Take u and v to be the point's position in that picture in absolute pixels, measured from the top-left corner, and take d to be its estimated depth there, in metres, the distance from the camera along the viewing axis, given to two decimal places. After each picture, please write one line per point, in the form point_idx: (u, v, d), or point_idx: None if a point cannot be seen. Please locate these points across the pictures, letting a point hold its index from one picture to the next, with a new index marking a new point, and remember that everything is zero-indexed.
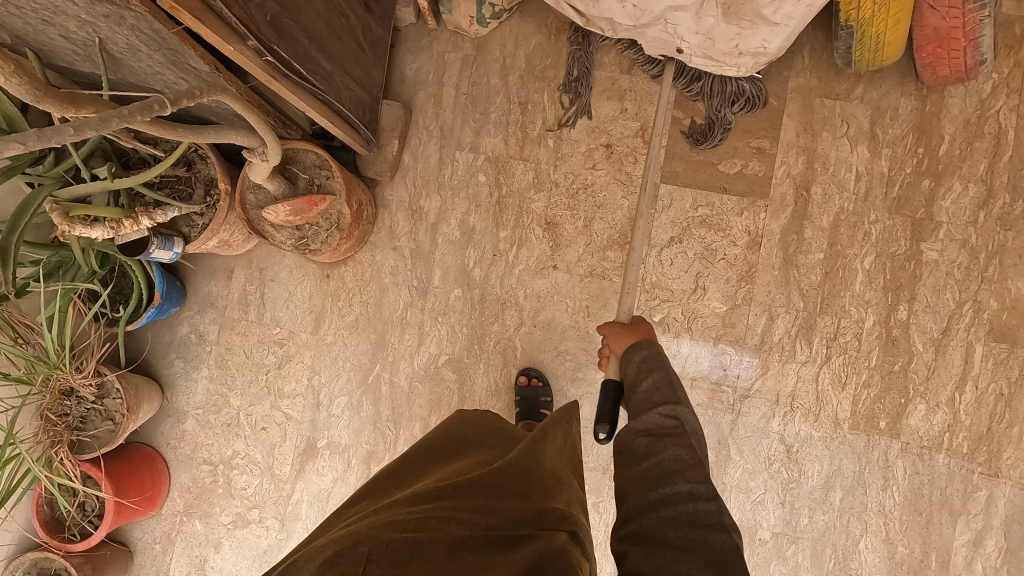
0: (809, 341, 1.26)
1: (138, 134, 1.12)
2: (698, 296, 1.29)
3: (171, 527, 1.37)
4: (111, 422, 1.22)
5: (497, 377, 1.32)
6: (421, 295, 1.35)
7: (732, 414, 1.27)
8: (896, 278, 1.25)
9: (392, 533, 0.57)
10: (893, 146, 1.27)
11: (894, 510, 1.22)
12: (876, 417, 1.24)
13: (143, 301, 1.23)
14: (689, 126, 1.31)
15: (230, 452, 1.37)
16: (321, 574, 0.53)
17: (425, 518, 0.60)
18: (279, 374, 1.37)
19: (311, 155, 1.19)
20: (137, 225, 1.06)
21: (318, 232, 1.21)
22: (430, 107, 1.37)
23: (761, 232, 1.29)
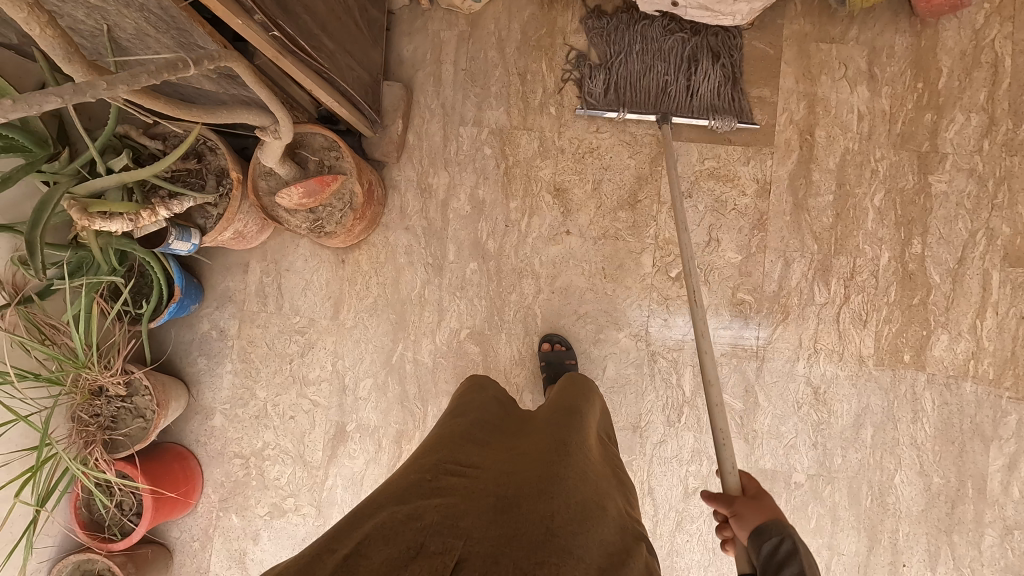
0: (826, 282, 1.27)
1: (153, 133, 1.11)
2: (712, 249, 1.30)
3: (208, 523, 1.38)
4: (142, 419, 1.23)
5: (521, 347, 1.33)
6: (438, 272, 1.36)
7: (757, 362, 1.28)
8: (908, 212, 1.26)
9: (484, 522, 0.63)
10: (893, 83, 1.28)
11: (925, 441, 1.23)
12: (900, 352, 1.25)
13: (163, 296, 1.24)
14: (689, 82, 1.32)
15: (261, 443, 1.38)
16: (423, 542, 0.59)
17: (511, 505, 0.65)
18: (303, 363, 1.38)
19: (319, 137, 1.20)
20: (155, 216, 1.07)
21: (332, 213, 1.22)
22: (430, 85, 1.38)
23: (769, 180, 1.30)
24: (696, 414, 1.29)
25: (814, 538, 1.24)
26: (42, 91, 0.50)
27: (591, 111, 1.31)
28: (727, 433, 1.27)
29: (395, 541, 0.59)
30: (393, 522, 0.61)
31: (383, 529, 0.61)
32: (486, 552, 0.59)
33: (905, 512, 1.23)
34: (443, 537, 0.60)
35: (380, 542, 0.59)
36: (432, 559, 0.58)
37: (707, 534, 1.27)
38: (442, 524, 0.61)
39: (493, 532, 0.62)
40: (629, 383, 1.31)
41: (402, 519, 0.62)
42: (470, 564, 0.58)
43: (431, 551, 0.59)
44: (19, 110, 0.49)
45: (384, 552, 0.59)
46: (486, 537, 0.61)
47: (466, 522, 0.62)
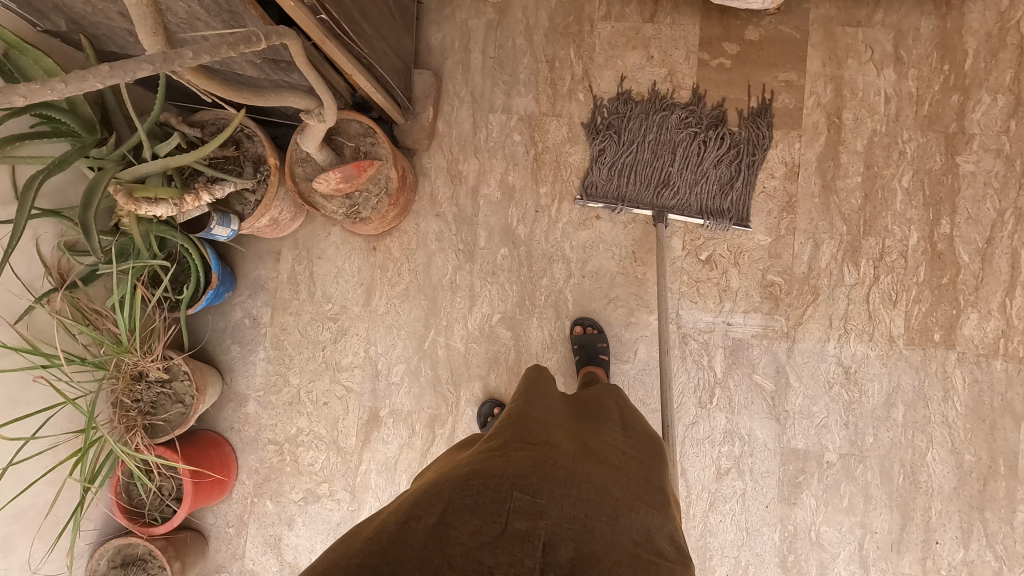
0: (856, 263, 1.28)
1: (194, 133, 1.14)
2: (742, 231, 1.31)
3: (243, 509, 1.39)
4: (181, 404, 1.25)
5: (552, 331, 1.35)
6: (468, 257, 1.37)
7: (787, 342, 1.29)
8: (936, 193, 1.28)
9: (560, 502, 0.68)
10: (919, 65, 1.29)
11: (957, 420, 1.24)
12: (930, 331, 1.26)
13: (201, 283, 1.25)
14: (717, 67, 1.34)
15: (295, 429, 1.39)
16: (508, 519, 0.65)
17: (583, 486, 0.71)
18: (336, 349, 1.39)
19: (355, 124, 1.22)
20: (197, 200, 1.08)
21: (367, 199, 1.24)
22: (459, 73, 1.40)
23: (797, 163, 1.31)
24: (728, 395, 1.30)
25: (847, 517, 1.25)
26: (136, 57, 0.51)
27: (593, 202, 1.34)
28: (759, 414, 1.29)
29: (481, 514, 0.65)
30: (477, 493, 0.66)
31: (467, 500, 0.66)
32: (560, 536, 0.66)
33: (937, 490, 1.24)
34: (526, 516, 0.66)
35: (467, 513, 0.65)
36: (518, 535, 0.65)
37: (740, 515, 1.28)
38: (520, 500, 0.67)
39: (568, 516, 0.67)
40: None
41: (483, 489, 0.67)
42: (554, 549, 0.65)
43: (516, 528, 0.65)
44: (115, 76, 0.51)
45: (472, 524, 0.64)
46: (563, 517, 0.67)
47: (543, 501, 0.67)
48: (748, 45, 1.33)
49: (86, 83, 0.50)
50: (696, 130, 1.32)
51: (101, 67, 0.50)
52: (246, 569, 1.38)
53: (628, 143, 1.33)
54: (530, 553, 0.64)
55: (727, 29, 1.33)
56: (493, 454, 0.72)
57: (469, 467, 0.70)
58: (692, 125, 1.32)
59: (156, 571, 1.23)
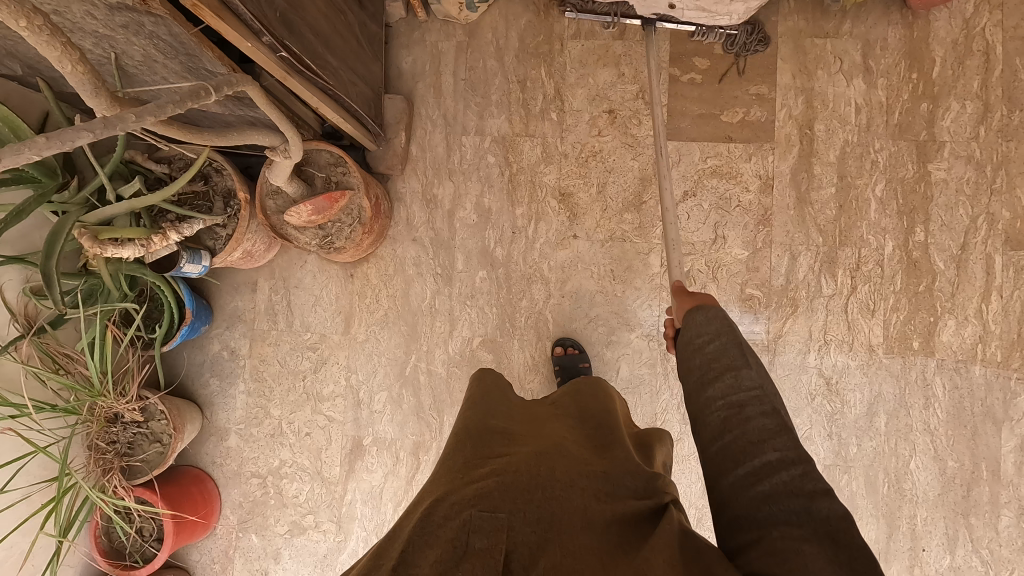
0: (833, 274, 1.29)
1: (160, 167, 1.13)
2: (719, 246, 1.31)
3: (228, 545, 1.37)
4: (159, 444, 1.23)
5: (534, 352, 1.34)
6: (447, 281, 1.36)
7: (768, 355, 1.29)
8: (909, 201, 1.28)
9: (523, 505, 0.62)
10: (888, 75, 1.30)
11: (938, 426, 1.24)
12: (909, 339, 1.26)
13: (175, 320, 1.23)
14: (688, 82, 1.34)
15: (278, 461, 1.37)
16: (468, 538, 0.59)
17: (547, 484, 0.64)
18: (316, 379, 1.38)
19: (325, 154, 1.21)
20: (166, 240, 1.07)
21: (341, 228, 1.23)
22: (431, 96, 1.39)
23: (772, 175, 1.31)
24: None
25: None
26: (73, 127, 0.50)
27: (583, 14, 1.33)
28: None
29: (439, 540, 0.59)
30: (435, 525, 0.60)
31: (425, 532, 0.60)
32: (528, 541, 0.59)
33: (922, 497, 1.24)
34: (488, 532, 0.60)
35: (426, 546, 0.59)
36: (481, 555, 0.58)
37: None
38: (481, 515, 0.60)
39: (536, 518, 0.61)
40: (643, 383, 1.32)
41: (439, 518, 0.61)
42: (520, 556, 0.59)
43: (477, 548, 0.58)
44: (52, 146, 0.49)
45: (431, 555, 0.59)
46: (527, 523, 0.60)
47: (507, 511, 0.61)
48: (718, 60, 1.33)
49: (21, 155, 0.49)
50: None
51: (37, 138, 0.49)
52: None
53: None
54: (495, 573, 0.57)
55: (697, 44, 1.33)
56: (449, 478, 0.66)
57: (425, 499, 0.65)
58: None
59: None
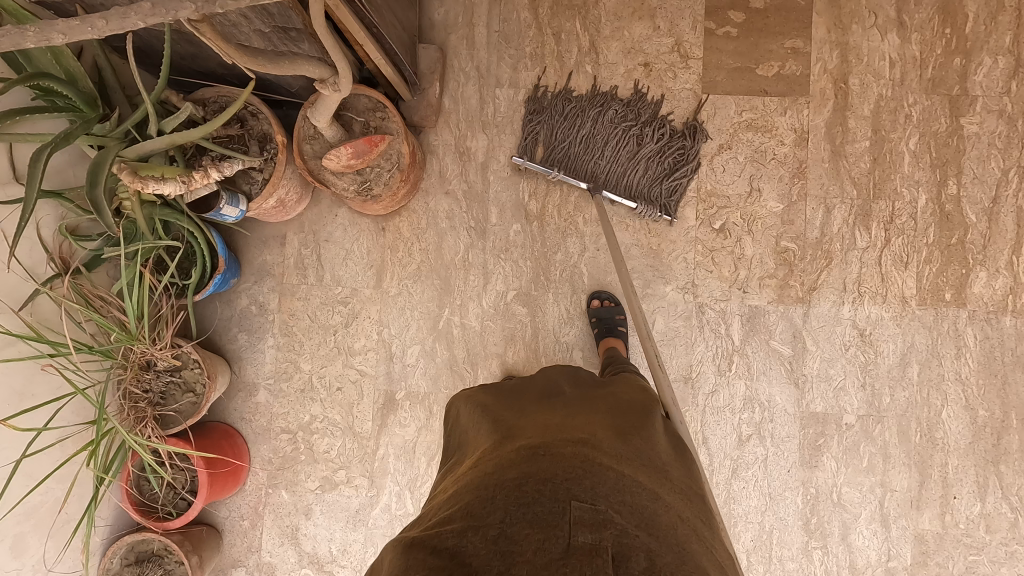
0: (867, 227, 1.29)
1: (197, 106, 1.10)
2: (754, 199, 1.32)
3: (257, 501, 1.35)
4: (192, 394, 1.20)
5: (569, 306, 1.34)
6: (481, 235, 1.35)
7: (803, 308, 1.29)
8: (942, 155, 1.29)
9: (619, 513, 0.65)
10: (921, 30, 1.31)
11: (970, 376, 1.26)
12: (941, 291, 1.28)
13: (208, 268, 1.21)
14: (724, 36, 1.34)
15: (309, 417, 1.36)
16: (573, 528, 0.62)
17: (639, 497, 0.68)
18: (347, 333, 1.36)
19: (363, 99, 1.19)
20: (206, 178, 1.05)
21: (378, 175, 1.21)
22: (464, 48, 1.37)
23: (807, 129, 1.32)
24: (747, 361, 1.30)
25: (867, 477, 1.27)
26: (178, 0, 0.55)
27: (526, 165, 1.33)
28: (778, 380, 1.29)
29: (541, 525, 0.62)
30: (535, 506, 0.64)
31: (529, 516, 0.63)
32: (632, 545, 0.62)
33: (953, 446, 1.26)
34: (591, 525, 0.63)
35: (527, 525, 0.62)
36: (587, 547, 0.60)
37: (763, 481, 1.29)
38: (583, 511, 0.64)
39: (633, 521, 0.65)
40: (679, 335, 1.32)
41: (540, 507, 0.64)
42: (624, 554, 0.61)
43: (581, 541, 0.61)
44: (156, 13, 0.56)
45: (536, 536, 0.61)
46: (625, 525, 0.64)
47: (604, 510, 0.65)
48: (753, 14, 1.33)
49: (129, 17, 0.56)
50: (632, 122, 1.34)
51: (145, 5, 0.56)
52: (263, 562, 1.35)
53: (571, 126, 1.35)
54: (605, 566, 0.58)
55: None
56: (536, 460, 0.69)
57: (517, 473, 0.68)
58: (628, 118, 1.34)
59: (173, 567, 1.19)
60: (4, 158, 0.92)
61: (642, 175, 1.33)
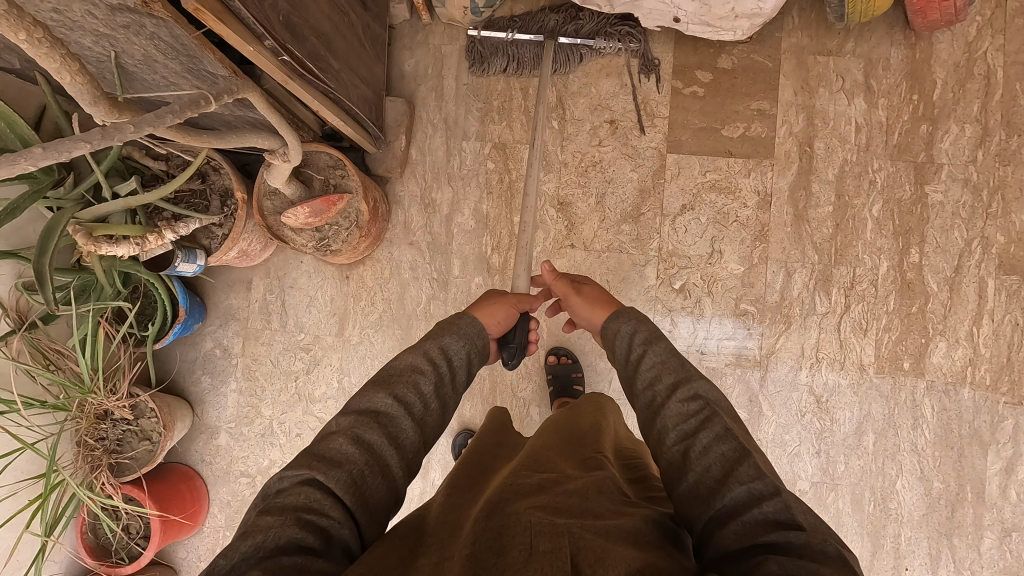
0: (827, 292, 1.29)
1: (158, 165, 1.13)
2: (715, 261, 1.32)
3: (214, 543, 1.37)
4: (148, 442, 1.22)
5: (527, 360, 1.34)
6: (442, 286, 1.37)
7: (760, 371, 1.29)
8: (905, 223, 1.29)
9: (584, 525, 0.55)
10: (889, 95, 1.31)
11: (926, 447, 1.25)
12: (900, 359, 1.27)
13: (168, 317, 1.23)
14: (690, 95, 1.34)
15: (268, 461, 1.37)
16: (532, 538, 0.52)
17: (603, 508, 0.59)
18: (308, 379, 1.38)
19: (324, 156, 1.20)
20: (161, 238, 1.06)
21: (338, 231, 1.22)
22: (432, 99, 1.38)
23: (770, 191, 1.32)
24: None
25: None
26: (72, 139, 0.52)
27: (483, 36, 1.30)
28: None
29: (498, 543, 0.52)
30: (489, 526, 0.54)
31: (482, 533, 0.53)
32: (597, 549, 0.52)
33: (907, 517, 1.25)
34: (553, 534, 0.53)
35: (482, 546, 0.51)
36: (549, 554, 0.50)
37: None
38: (545, 523, 0.54)
39: (598, 530, 0.55)
40: None
41: (504, 527, 0.54)
42: (592, 560, 0.51)
43: (547, 549, 0.51)
44: (47, 156, 0.52)
45: (492, 558, 0.50)
46: (589, 531, 0.54)
47: (568, 521, 0.55)
48: (720, 74, 1.33)
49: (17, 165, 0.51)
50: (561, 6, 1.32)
51: (34, 147, 0.51)
52: None
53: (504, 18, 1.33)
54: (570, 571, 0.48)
55: (701, 57, 1.34)
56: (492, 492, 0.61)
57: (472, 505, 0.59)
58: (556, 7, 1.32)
59: None
60: None
61: (590, 11, 1.28)
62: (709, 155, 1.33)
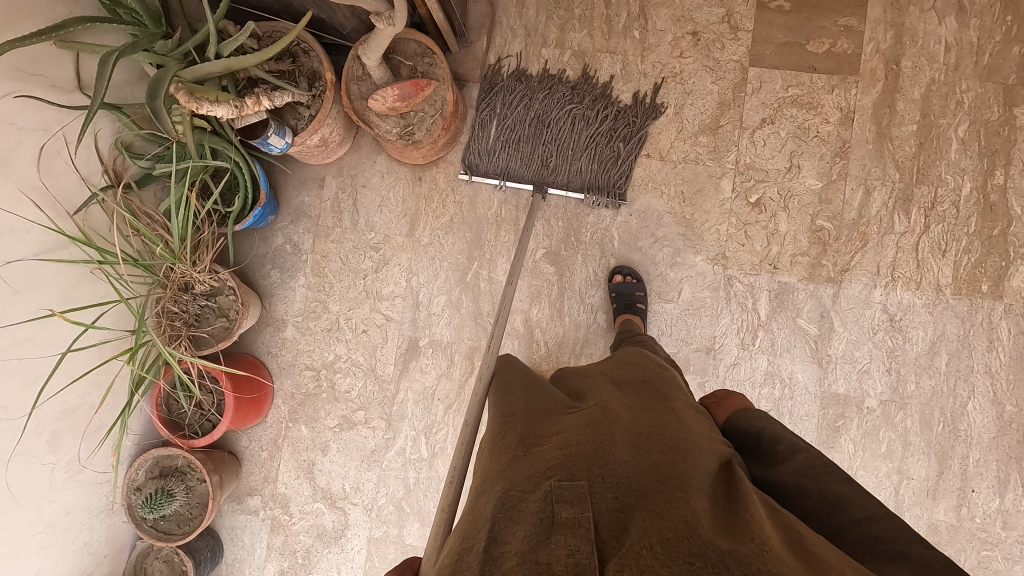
0: (906, 212, 1.28)
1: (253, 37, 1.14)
2: (793, 175, 1.31)
3: (277, 434, 1.39)
4: (225, 319, 1.24)
5: (596, 268, 1.34)
6: (515, 191, 1.37)
7: (833, 287, 1.28)
8: (991, 144, 1.27)
9: (599, 480, 0.64)
10: (981, 15, 1.28)
11: (1000, 370, 1.24)
12: (978, 281, 1.25)
13: (249, 199, 1.24)
14: (776, 9, 1.33)
15: (333, 355, 1.39)
16: (552, 507, 0.62)
17: (615, 452, 0.67)
18: (377, 278, 1.39)
19: (412, 44, 1.22)
20: (258, 105, 1.07)
21: (422, 120, 1.23)
22: (513, 5, 1.38)
23: (853, 109, 1.30)
24: (771, 337, 1.29)
25: (884, 462, 1.25)
26: None
27: (475, 179, 1.35)
28: (802, 357, 1.28)
29: (525, 517, 0.63)
30: (517, 502, 0.65)
31: (512, 511, 0.64)
32: (612, 508, 0.62)
33: (977, 439, 1.24)
34: (572, 501, 0.62)
35: (513, 524, 0.63)
36: (568, 522, 0.61)
37: None
38: (562, 489, 0.64)
39: (616, 486, 0.64)
40: (705, 306, 1.31)
41: (526, 498, 0.65)
42: (606, 521, 0.61)
43: (564, 518, 0.61)
44: None
45: (522, 531, 0.62)
46: (603, 487, 0.64)
47: (584, 480, 0.64)
48: None
49: None
50: (576, 104, 1.34)
51: None
52: (278, 493, 1.38)
53: (520, 103, 1.34)
54: (587, 538, 0.59)
55: None
56: (519, 461, 0.70)
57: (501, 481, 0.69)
58: (574, 101, 1.34)
59: (196, 483, 1.24)
60: (69, 66, 0.96)
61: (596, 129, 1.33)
62: (792, 70, 1.32)
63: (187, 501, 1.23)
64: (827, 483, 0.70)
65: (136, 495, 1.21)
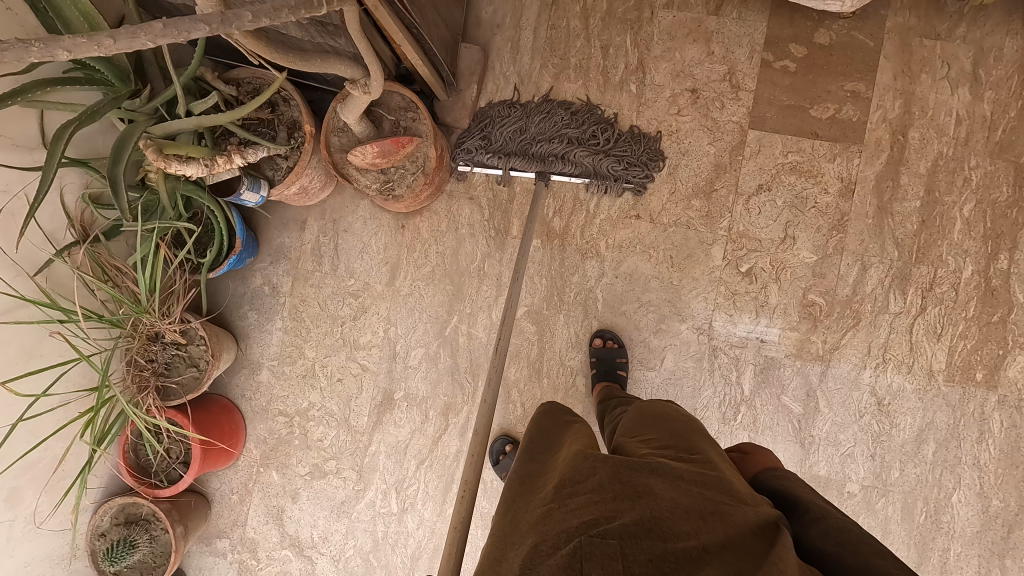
0: (903, 292, 1.23)
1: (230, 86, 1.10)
2: (787, 246, 1.26)
3: (248, 478, 1.38)
4: (195, 368, 1.22)
5: (577, 330, 1.30)
6: (499, 245, 1.33)
7: (821, 365, 1.24)
8: (997, 226, 1.21)
9: (631, 539, 0.60)
10: (997, 88, 1.22)
11: (988, 463, 1.20)
12: (972, 369, 1.21)
13: (224, 248, 1.21)
14: (781, 69, 1.26)
15: (307, 403, 1.37)
16: (580, 564, 0.58)
17: (650, 510, 0.63)
18: (355, 326, 1.36)
19: (396, 97, 1.17)
20: (229, 162, 1.04)
21: (402, 175, 1.19)
22: (508, 51, 1.33)
23: (854, 179, 1.25)
24: (754, 413, 1.26)
25: None
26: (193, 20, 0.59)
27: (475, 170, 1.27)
28: (784, 437, 1.25)
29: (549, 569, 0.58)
30: (543, 556, 0.60)
31: (537, 562, 0.60)
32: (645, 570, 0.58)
33: (959, 532, 1.20)
34: (602, 562, 0.58)
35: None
36: None
37: None
38: (591, 545, 0.59)
39: (648, 547, 0.60)
40: (686, 376, 1.27)
41: (553, 550, 0.61)
42: None
43: None
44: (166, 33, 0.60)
45: None
46: (638, 551, 0.59)
47: (616, 538, 0.60)
48: (816, 49, 1.25)
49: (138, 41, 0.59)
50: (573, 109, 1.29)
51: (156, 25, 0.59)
52: (247, 538, 1.37)
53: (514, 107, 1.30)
54: None
55: (798, 30, 1.26)
56: (551, 508, 0.66)
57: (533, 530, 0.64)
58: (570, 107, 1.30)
59: (159, 533, 1.23)
60: (33, 124, 0.94)
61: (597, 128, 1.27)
62: (793, 135, 1.26)
63: (149, 550, 1.23)
64: (867, 557, 0.62)
65: (100, 540, 1.21)
